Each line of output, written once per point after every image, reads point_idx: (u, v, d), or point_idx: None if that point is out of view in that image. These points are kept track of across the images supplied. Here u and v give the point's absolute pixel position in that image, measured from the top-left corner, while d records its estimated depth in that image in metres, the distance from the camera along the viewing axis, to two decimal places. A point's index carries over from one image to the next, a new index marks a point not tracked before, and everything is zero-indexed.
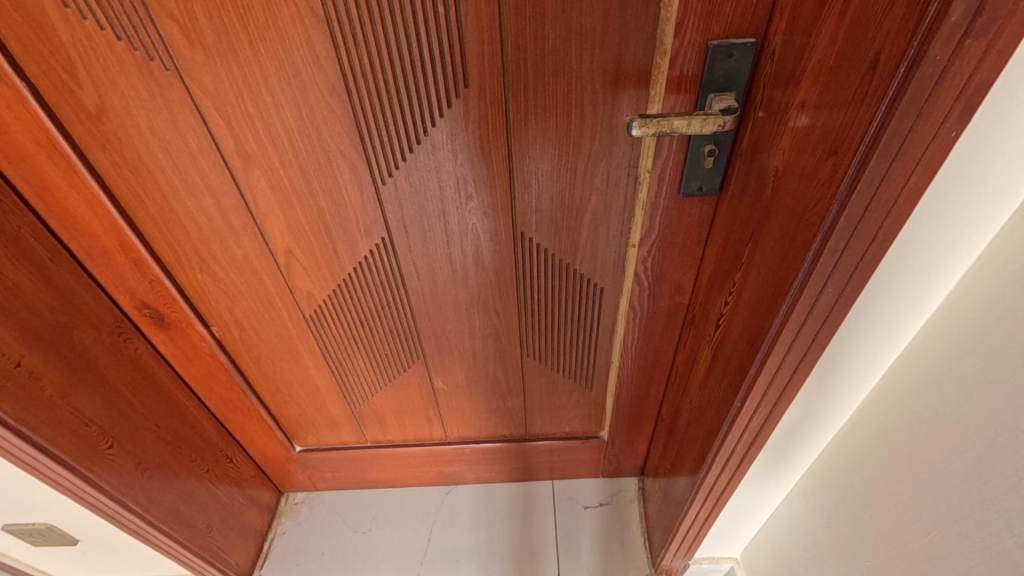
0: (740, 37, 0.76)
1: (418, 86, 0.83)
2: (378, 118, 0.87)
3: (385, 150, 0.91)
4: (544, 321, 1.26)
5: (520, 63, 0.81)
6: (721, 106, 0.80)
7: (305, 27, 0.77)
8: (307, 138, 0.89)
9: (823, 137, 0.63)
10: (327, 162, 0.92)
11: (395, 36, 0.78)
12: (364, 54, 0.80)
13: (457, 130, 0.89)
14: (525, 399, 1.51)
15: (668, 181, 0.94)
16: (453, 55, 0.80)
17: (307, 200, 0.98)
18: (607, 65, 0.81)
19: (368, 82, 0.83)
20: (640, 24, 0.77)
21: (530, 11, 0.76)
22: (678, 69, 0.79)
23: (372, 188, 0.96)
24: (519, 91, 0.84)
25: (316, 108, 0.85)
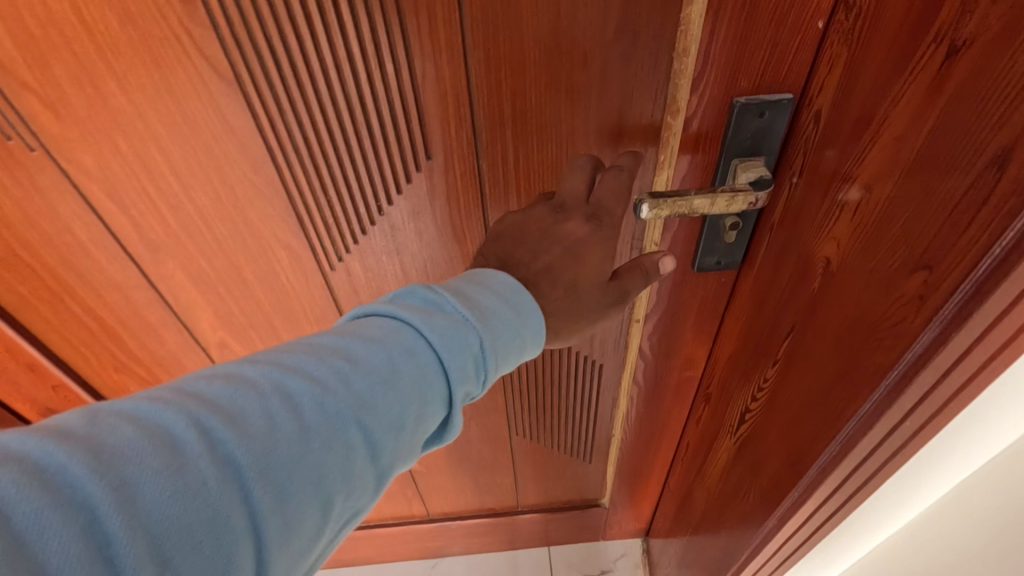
0: (774, 93, 0.59)
1: (367, 159, 0.65)
2: (319, 198, 0.69)
3: (332, 232, 0.73)
4: (535, 398, 1.09)
5: (496, 129, 0.64)
6: (752, 177, 0.63)
7: (212, 94, 0.58)
8: (230, 222, 0.70)
9: (904, 240, 0.47)
10: (259, 248, 0.74)
11: (333, 102, 0.60)
12: (294, 125, 0.61)
13: (420, 207, 0.71)
14: (515, 473, 1.34)
15: (680, 255, 0.78)
16: (409, 124, 0.62)
17: (239, 289, 0.79)
18: (606, 127, 0.65)
19: (303, 157, 0.64)
20: (647, 78, 0.60)
21: (506, 67, 0.58)
22: (694, 131, 0.63)
23: (320, 274, 0.78)
24: (496, 162, 0.67)
25: (237, 188, 0.66)
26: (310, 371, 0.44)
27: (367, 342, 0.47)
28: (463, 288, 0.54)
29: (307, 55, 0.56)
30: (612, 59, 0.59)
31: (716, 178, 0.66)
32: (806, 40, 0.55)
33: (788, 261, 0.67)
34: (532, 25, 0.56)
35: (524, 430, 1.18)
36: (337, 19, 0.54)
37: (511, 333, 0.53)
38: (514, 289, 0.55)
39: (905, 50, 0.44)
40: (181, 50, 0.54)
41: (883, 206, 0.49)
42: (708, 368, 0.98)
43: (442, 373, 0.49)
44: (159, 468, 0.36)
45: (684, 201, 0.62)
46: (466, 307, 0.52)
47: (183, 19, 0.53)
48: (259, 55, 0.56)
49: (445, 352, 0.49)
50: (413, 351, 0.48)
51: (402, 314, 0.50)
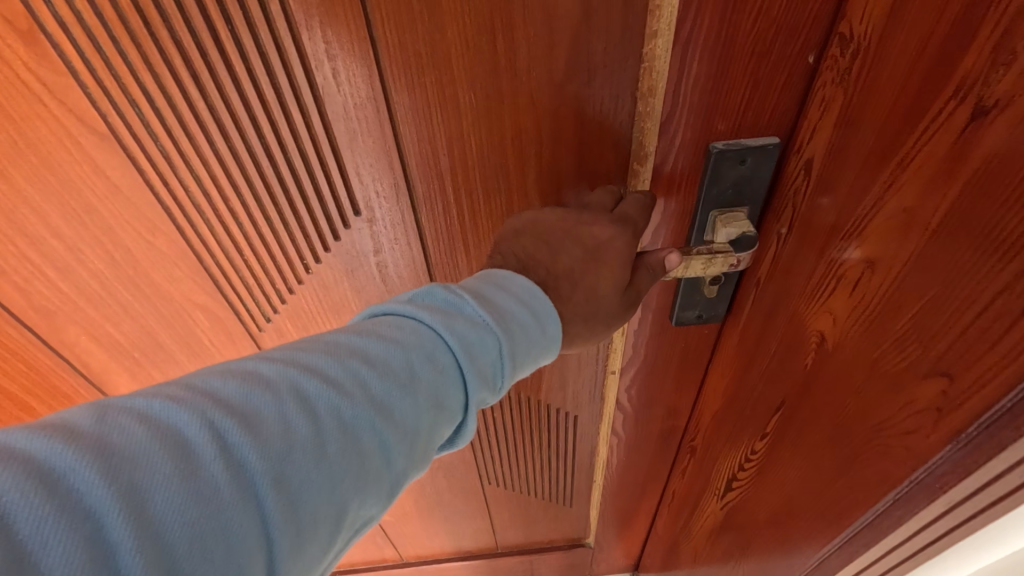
0: (755, 138, 0.49)
1: (286, 216, 0.56)
2: (234, 256, 0.60)
3: (256, 292, 0.64)
4: (507, 447, 1.00)
5: (432, 180, 0.54)
6: (733, 234, 0.53)
7: (86, 150, 0.49)
8: (133, 286, 0.61)
9: (914, 332, 0.38)
10: (172, 310, 0.64)
11: (234, 155, 0.51)
12: (192, 182, 0.52)
13: (354, 264, 0.62)
14: (492, 518, 1.25)
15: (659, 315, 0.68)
16: (329, 177, 0.53)
17: (156, 352, 0.70)
18: (563, 175, 0.55)
19: (208, 216, 0.55)
20: (605, 121, 0.51)
21: (436, 113, 0.49)
22: (665, 180, 0.54)
23: (248, 337, 0.69)
24: (436, 214, 0.58)
25: (134, 250, 0.57)
26: (327, 369, 0.37)
27: (385, 344, 0.40)
28: (483, 288, 0.47)
29: (192, 103, 0.46)
30: (563, 102, 0.49)
31: (693, 232, 0.56)
32: (792, 79, 0.45)
33: (777, 325, 0.57)
34: (462, 64, 0.46)
35: (498, 478, 1.09)
36: (222, 62, 0.44)
37: (534, 342, 0.47)
38: (536, 293, 0.48)
39: (919, 104, 0.35)
40: (38, 101, 0.45)
41: (890, 287, 0.40)
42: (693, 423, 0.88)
43: (465, 381, 0.43)
44: (170, 473, 0.30)
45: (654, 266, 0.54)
46: (489, 313, 0.45)
47: (31, 65, 0.43)
48: (135, 105, 0.46)
49: (468, 358, 0.43)
50: (433, 354, 0.41)
51: (422, 317, 0.43)
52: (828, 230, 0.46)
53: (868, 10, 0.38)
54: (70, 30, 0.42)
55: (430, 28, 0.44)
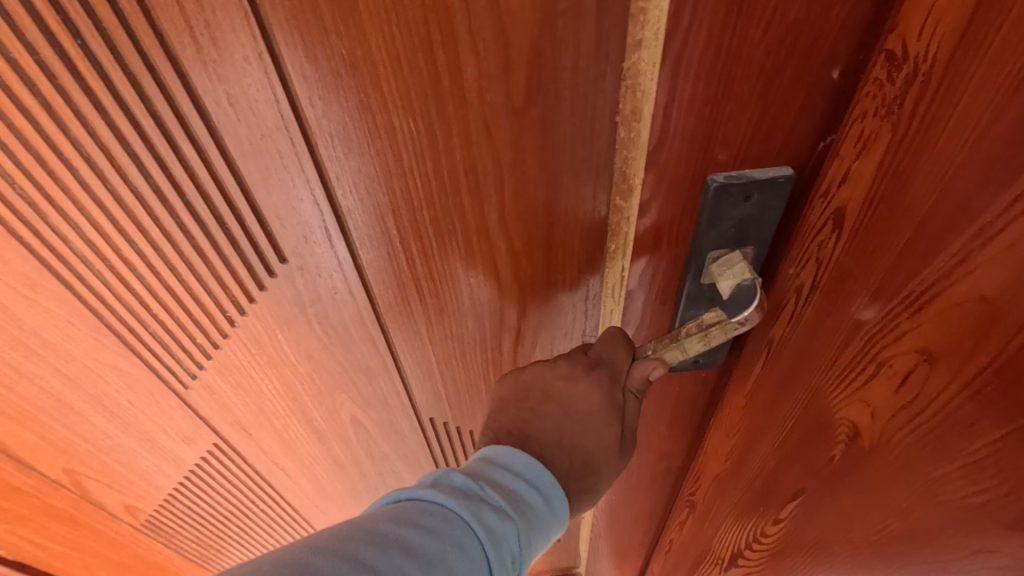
0: (764, 169, 0.39)
1: (197, 266, 0.46)
2: (143, 312, 0.50)
3: (174, 349, 0.54)
4: None
5: (372, 220, 0.45)
6: (729, 284, 0.44)
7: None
8: (23, 349, 0.51)
9: (1001, 456, 0.34)
10: (78, 372, 0.55)
11: (118, 199, 0.41)
12: (71, 230, 0.42)
13: (286, 316, 0.52)
14: None
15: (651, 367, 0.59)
16: (243, 220, 0.43)
17: (68, 416, 0.60)
18: (531, 216, 0.46)
19: (100, 268, 0.45)
20: (580, 152, 0.42)
21: (369, 144, 0.39)
22: (652, 220, 0.45)
23: (174, 395, 0.59)
24: (382, 259, 0.48)
25: (14, 309, 0.47)
26: (372, 559, 0.36)
27: (420, 532, 0.39)
28: (491, 471, 0.46)
29: (50, 137, 0.36)
30: (527, 130, 0.40)
31: (683, 280, 0.48)
32: (811, 100, 0.36)
33: (794, 400, 0.49)
34: (392, 85, 0.36)
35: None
36: (79, 88, 0.34)
37: (544, 523, 0.45)
38: (542, 472, 0.47)
39: (1003, 168, 0.28)
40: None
41: (957, 392, 0.36)
42: (690, 482, 0.73)
43: (492, 574, 0.40)
44: None
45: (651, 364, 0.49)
46: (505, 497, 0.44)
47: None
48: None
49: (493, 545, 0.41)
50: (464, 545, 0.39)
51: (445, 502, 0.41)
52: (868, 299, 0.38)
53: (933, 18, 0.28)
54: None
55: (346, 40, 0.34)
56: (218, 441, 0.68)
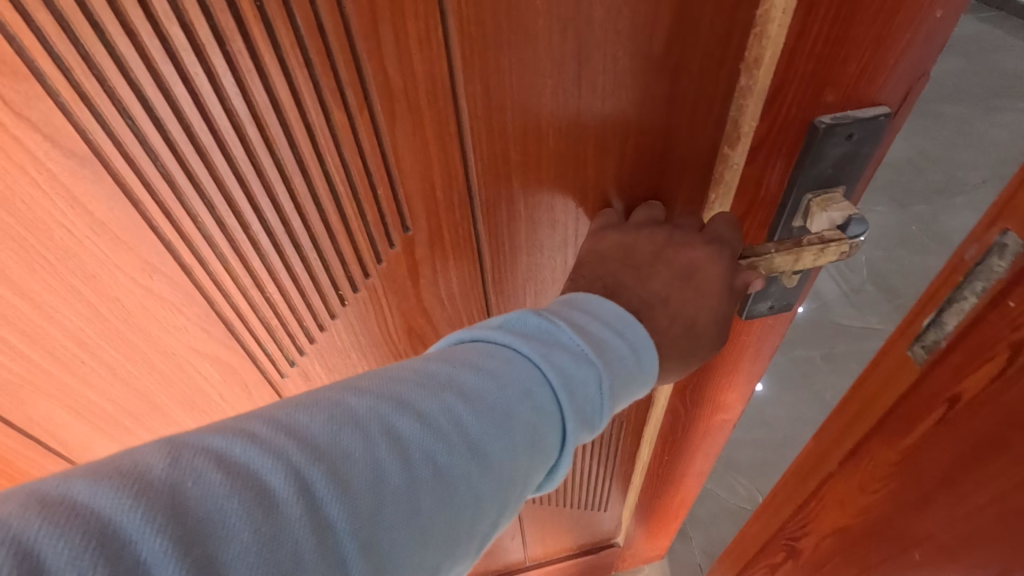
0: (863, 109, 0.44)
1: (320, 244, 0.46)
2: (256, 296, 0.49)
3: (278, 335, 0.54)
4: None
5: (500, 185, 0.46)
6: (839, 216, 0.47)
7: (60, 178, 0.37)
8: (126, 345, 0.49)
9: None
10: (176, 368, 0.53)
11: (258, 173, 0.40)
12: (203, 210, 0.41)
13: (394, 292, 0.52)
14: (527, 529, 1.21)
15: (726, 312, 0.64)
16: (376, 190, 0.43)
17: (152, 418, 0.58)
18: (647, 171, 0.48)
19: (223, 251, 0.45)
20: (702, 104, 0.44)
21: (514, 103, 0.40)
22: (761, 167, 0.47)
23: (267, 385, 0.59)
24: (502, 226, 0.49)
25: (126, 300, 0.46)
26: (420, 399, 0.33)
27: (479, 374, 0.34)
28: (576, 314, 0.40)
29: (206, 110, 0.36)
30: (660, 84, 0.42)
31: (781, 214, 0.50)
32: (914, 38, 0.41)
33: (987, 482, 0.39)
34: (547, 41, 0.37)
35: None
36: (246, 51, 0.34)
37: (630, 375, 0.39)
38: (632, 324, 0.41)
39: None
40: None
41: None
42: (799, 523, 0.59)
43: (563, 421, 0.37)
44: (256, 529, 0.26)
45: (764, 262, 0.47)
46: (588, 341, 0.38)
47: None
48: (130, 116, 0.35)
49: (567, 394, 0.36)
50: (530, 391, 0.35)
51: (513, 345, 0.37)
52: None
53: None
54: (34, 13, 0.30)
55: None
56: None
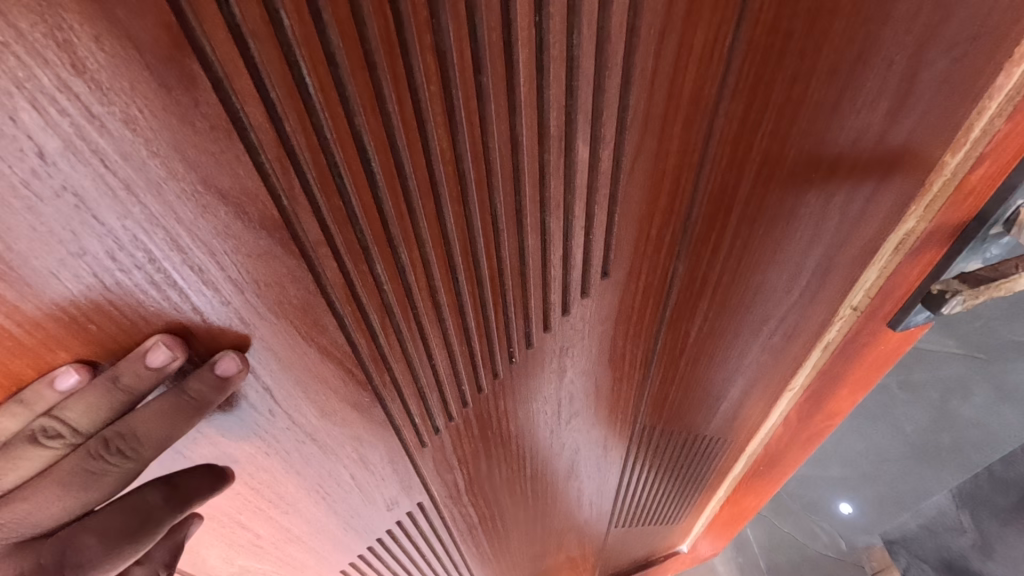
0: None
1: (511, 295, 0.44)
2: (430, 359, 0.46)
3: (430, 399, 0.50)
4: (649, 478, 0.97)
5: (715, 220, 0.44)
6: None
7: (239, 265, 0.31)
8: (266, 441, 0.44)
9: None
10: (312, 458, 0.48)
11: (464, 229, 0.37)
12: (393, 275, 0.37)
13: (577, 336, 0.52)
14: (611, 540, 1.22)
15: (871, 327, 0.64)
16: (590, 238, 0.41)
17: (273, 507, 0.51)
18: (860, 190, 0.44)
19: (404, 319, 0.41)
20: (931, 130, 0.41)
21: (763, 126, 0.37)
22: (976, 173, 0.45)
23: (406, 457, 0.55)
24: (699, 254, 0.48)
25: (277, 393, 0.40)
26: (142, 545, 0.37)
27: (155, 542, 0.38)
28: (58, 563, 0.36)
29: (433, 164, 0.32)
30: (905, 114, 0.39)
31: (980, 224, 0.49)
32: None
33: None
34: (828, 56, 0.34)
35: (635, 498, 1.04)
36: (486, 98, 0.30)
37: None
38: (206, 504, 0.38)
39: None
40: (171, 204, 0.28)
41: None
42: None
43: None
44: None
45: (1010, 283, 0.50)
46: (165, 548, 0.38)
47: (160, 126, 0.25)
48: (341, 176, 0.30)
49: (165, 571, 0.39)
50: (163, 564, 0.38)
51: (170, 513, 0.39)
52: None
53: None
54: (265, 67, 0.25)
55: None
56: (423, 498, 0.64)
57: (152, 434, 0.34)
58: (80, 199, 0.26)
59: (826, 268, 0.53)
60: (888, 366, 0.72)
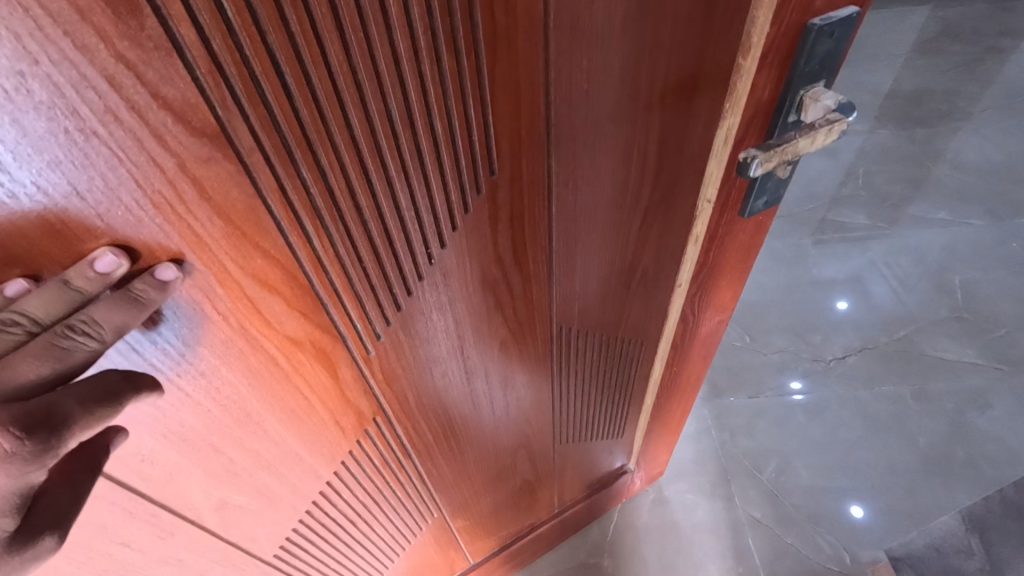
0: (840, 10, 0.51)
1: (415, 196, 0.49)
2: (359, 266, 0.50)
3: (369, 311, 0.54)
4: (577, 398, 0.99)
5: (570, 111, 0.53)
6: (832, 102, 0.55)
7: (189, 170, 0.37)
8: (230, 351, 0.48)
9: None
10: (272, 370, 0.53)
11: (370, 133, 0.43)
12: (317, 181, 0.42)
13: (481, 236, 0.57)
14: (562, 480, 1.23)
15: (727, 218, 0.71)
16: (473, 135, 0.49)
17: (241, 425, 0.56)
18: (674, 79, 0.54)
19: (331, 225, 0.45)
20: (717, 43, 0.52)
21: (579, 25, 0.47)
22: (764, 76, 0.54)
23: (355, 366, 0.59)
24: (566, 149, 0.56)
25: (227, 299, 0.45)
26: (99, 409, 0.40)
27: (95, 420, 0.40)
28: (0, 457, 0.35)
29: (334, 73, 0.38)
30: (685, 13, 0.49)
31: (778, 113, 0.57)
32: None
33: None
34: None
35: (568, 423, 1.04)
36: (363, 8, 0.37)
37: None
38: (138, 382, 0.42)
39: None
40: (131, 118, 0.33)
41: None
42: None
43: None
44: None
45: (792, 148, 0.57)
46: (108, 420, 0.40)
47: (113, 48, 0.31)
48: (259, 83, 0.35)
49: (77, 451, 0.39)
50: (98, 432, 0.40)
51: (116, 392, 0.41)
52: None
53: None
54: None
55: None
56: (378, 415, 0.68)
57: (112, 320, 0.38)
58: (47, 110, 0.31)
59: (671, 159, 0.61)
60: (753, 247, 0.79)
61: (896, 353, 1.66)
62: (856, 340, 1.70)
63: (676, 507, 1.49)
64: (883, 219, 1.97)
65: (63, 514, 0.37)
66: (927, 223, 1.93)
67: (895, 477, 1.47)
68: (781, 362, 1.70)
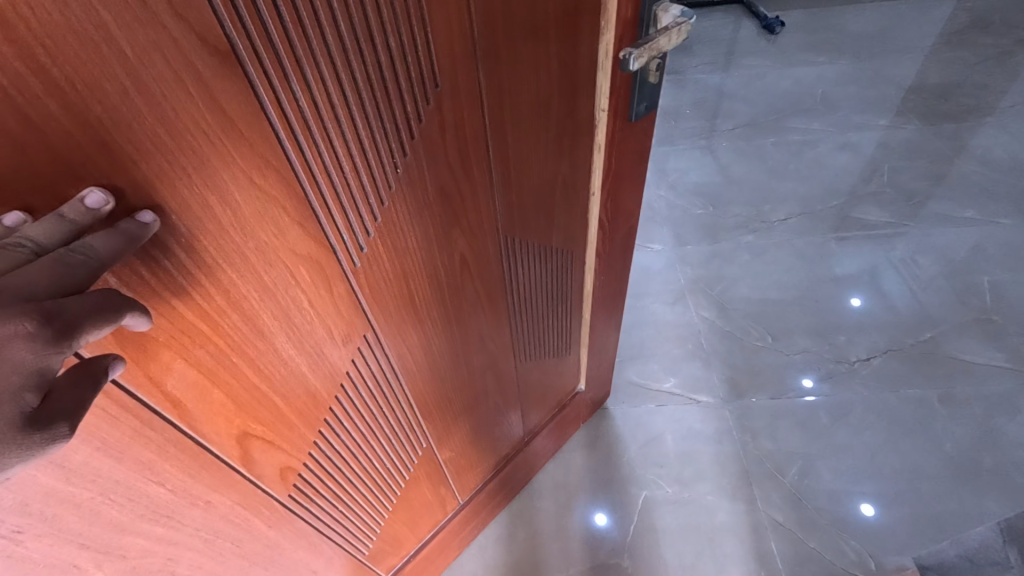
0: None
1: (379, 110, 0.51)
2: (338, 175, 0.51)
3: (353, 224, 0.55)
4: (528, 320, 0.98)
5: (487, 26, 0.55)
6: (673, 13, 0.70)
7: (206, 79, 0.38)
8: (246, 263, 0.49)
9: None
10: (281, 286, 0.53)
11: (341, 45, 0.45)
12: (305, 92, 0.44)
13: (436, 150, 0.59)
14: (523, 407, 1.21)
15: (620, 128, 0.80)
16: (418, 52, 0.51)
17: (257, 343, 0.55)
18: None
19: (317, 136, 0.47)
20: None
21: None
22: None
23: (344, 283, 0.58)
24: (492, 63, 0.58)
25: (244, 208, 0.46)
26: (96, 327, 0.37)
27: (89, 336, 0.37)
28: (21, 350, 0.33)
29: None
30: None
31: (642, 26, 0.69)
32: None
33: None
34: None
35: (524, 352, 1.04)
36: None
37: None
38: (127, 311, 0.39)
39: None
40: (154, 20, 0.34)
41: None
42: None
43: None
44: None
45: (658, 44, 0.69)
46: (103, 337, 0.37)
47: None
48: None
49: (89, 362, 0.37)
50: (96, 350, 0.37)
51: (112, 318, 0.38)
52: None
53: None
54: None
55: None
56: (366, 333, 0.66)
57: (109, 247, 0.37)
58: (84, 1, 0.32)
59: (568, 75, 0.67)
60: (645, 146, 0.88)
61: (921, 356, 1.62)
62: (881, 341, 1.67)
63: (699, 509, 1.44)
64: (906, 217, 1.93)
65: (73, 410, 0.35)
66: (953, 222, 1.90)
67: (920, 482, 1.42)
68: (806, 362, 1.66)
